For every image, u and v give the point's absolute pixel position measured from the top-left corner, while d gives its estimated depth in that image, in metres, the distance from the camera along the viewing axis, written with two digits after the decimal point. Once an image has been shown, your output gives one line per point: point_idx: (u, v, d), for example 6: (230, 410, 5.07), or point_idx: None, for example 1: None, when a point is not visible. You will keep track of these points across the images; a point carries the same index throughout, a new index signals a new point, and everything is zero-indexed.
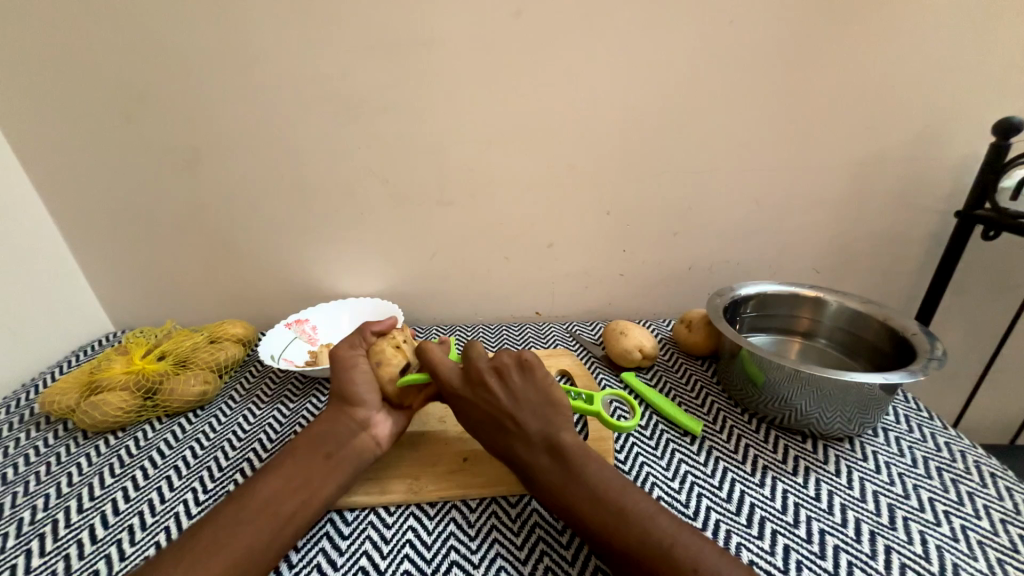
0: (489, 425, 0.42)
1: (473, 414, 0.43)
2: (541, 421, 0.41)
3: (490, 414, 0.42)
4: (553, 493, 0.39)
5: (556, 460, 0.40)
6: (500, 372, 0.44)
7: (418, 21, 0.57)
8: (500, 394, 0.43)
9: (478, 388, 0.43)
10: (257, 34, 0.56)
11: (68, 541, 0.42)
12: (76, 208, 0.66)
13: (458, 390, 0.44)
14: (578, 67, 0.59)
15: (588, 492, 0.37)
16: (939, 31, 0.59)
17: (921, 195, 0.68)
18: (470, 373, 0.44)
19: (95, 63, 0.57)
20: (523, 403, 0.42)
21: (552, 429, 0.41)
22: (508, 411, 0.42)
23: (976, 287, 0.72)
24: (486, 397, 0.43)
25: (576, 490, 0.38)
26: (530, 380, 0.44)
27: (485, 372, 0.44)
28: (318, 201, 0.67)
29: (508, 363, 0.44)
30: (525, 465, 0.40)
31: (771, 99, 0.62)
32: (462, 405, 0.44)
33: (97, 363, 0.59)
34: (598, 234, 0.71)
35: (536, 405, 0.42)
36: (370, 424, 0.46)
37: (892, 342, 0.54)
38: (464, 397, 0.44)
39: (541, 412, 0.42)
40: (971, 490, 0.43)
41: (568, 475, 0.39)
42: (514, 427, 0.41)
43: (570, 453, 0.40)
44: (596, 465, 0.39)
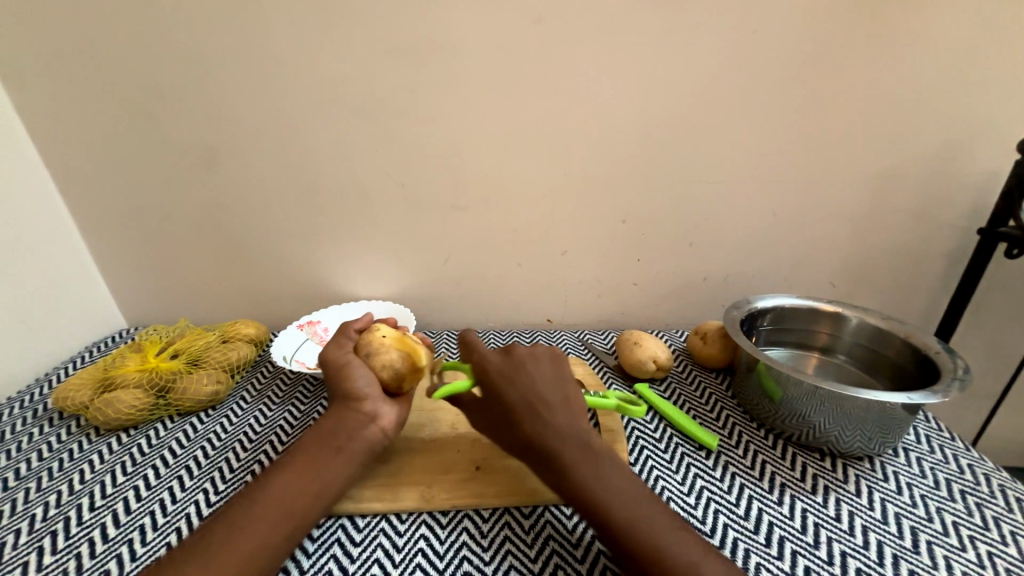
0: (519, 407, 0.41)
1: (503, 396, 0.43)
2: (568, 415, 0.41)
3: (523, 398, 0.42)
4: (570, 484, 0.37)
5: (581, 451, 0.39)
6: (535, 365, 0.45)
7: (438, 26, 0.57)
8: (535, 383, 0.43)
9: (516, 370, 0.44)
10: (278, 38, 0.57)
11: (80, 539, 0.42)
12: (95, 205, 0.66)
13: (498, 369, 0.44)
14: (596, 75, 0.59)
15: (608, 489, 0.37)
16: (960, 47, 0.58)
17: (940, 210, 0.68)
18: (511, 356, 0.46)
19: (120, 64, 0.58)
20: (556, 390, 0.43)
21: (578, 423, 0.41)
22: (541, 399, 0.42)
23: (996, 305, 0.71)
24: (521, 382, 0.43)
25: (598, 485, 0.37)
26: (559, 381, 0.44)
27: (524, 358, 0.45)
28: (333, 204, 0.67)
29: (543, 354, 0.47)
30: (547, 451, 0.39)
31: (790, 110, 0.62)
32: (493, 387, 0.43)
33: (111, 360, 0.59)
34: (612, 243, 0.70)
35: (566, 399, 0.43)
36: (376, 416, 0.45)
37: (915, 361, 0.53)
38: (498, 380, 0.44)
39: (570, 406, 0.42)
40: (997, 514, 0.42)
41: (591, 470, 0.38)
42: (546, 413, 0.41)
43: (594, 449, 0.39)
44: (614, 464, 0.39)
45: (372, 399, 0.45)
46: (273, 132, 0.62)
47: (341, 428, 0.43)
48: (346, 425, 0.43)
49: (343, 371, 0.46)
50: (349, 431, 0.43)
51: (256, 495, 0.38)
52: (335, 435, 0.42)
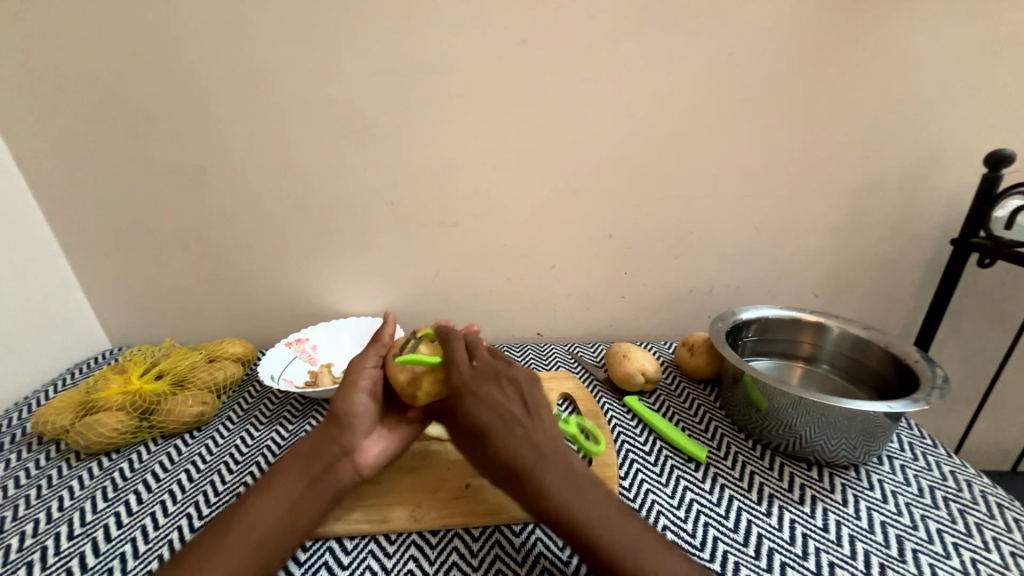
0: (494, 428, 0.39)
1: (473, 419, 0.40)
2: (549, 437, 0.40)
3: (498, 417, 0.40)
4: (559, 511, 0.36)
5: (568, 476, 0.37)
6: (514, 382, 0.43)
7: (426, 48, 0.58)
8: (512, 400, 0.41)
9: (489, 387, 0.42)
10: (267, 59, 0.58)
11: (58, 569, 0.40)
12: (79, 224, 0.66)
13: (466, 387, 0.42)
14: (581, 94, 0.61)
15: (598, 514, 0.36)
16: (925, 67, 0.61)
17: (915, 222, 0.70)
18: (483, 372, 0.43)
19: (109, 84, 0.58)
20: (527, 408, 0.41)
21: (558, 444, 0.39)
22: (519, 418, 0.40)
23: (972, 313, 0.73)
24: (497, 400, 0.41)
25: (584, 506, 0.36)
26: (539, 400, 0.42)
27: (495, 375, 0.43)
28: (321, 221, 0.67)
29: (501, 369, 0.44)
30: (529, 479, 0.37)
31: (768, 127, 0.64)
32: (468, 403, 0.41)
33: (93, 383, 0.58)
34: (600, 256, 0.71)
35: (546, 419, 0.41)
36: (358, 452, 0.43)
37: (895, 369, 0.54)
38: (474, 396, 0.41)
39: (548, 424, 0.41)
40: (979, 521, 0.43)
41: (574, 491, 0.36)
42: (523, 433, 0.39)
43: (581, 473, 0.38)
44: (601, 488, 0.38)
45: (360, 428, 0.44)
46: (262, 151, 0.62)
47: (318, 452, 0.42)
48: (326, 451, 0.42)
49: (350, 389, 0.45)
50: (324, 459, 0.42)
51: (240, 517, 0.37)
52: (318, 460, 0.41)
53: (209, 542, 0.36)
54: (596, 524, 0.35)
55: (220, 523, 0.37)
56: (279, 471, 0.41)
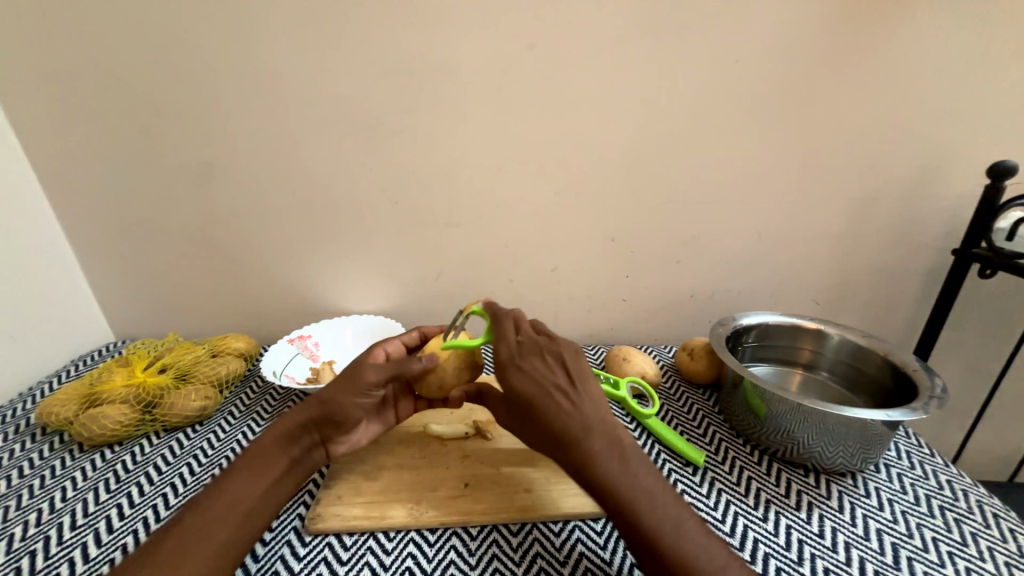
0: (538, 402, 0.38)
1: (518, 392, 0.39)
2: (596, 410, 0.39)
3: (542, 391, 0.39)
4: (602, 484, 0.36)
5: (611, 451, 0.37)
6: (558, 355, 0.41)
7: (433, 50, 0.59)
8: (556, 373, 0.40)
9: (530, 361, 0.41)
10: (277, 58, 0.58)
11: (60, 559, 0.41)
12: (86, 217, 0.66)
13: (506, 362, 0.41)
14: (586, 98, 0.61)
15: (640, 489, 0.36)
16: (930, 78, 0.61)
17: (917, 232, 0.70)
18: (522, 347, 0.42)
19: (119, 80, 0.59)
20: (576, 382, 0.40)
21: (604, 418, 0.39)
22: (564, 391, 0.39)
23: (972, 323, 0.73)
24: (543, 374, 0.40)
25: (626, 481, 0.36)
26: (584, 373, 0.41)
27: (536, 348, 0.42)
28: (326, 219, 0.68)
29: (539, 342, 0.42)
30: (575, 452, 0.37)
31: (772, 134, 0.64)
32: (512, 377, 0.40)
33: (97, 375, 0.58)
34: (602, 259, 0.72)
35: (592, 392, 0.40)
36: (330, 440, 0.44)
37: (894, 377, 0.54)
38: (516, 371, 0.40)
39: (593, 398, 0.40)
40: (975, 531, 0.43)
41: (618, 465, 0.37)
42: (568, 408, 0.38)
43: (625, 447, 0.38)
44: (642, 464, 0.38)
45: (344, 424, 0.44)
46: (269, 149, 0.63)
47: (298, 438, 0.43)
48: (303, 438, 0.43)
49: (353, 387, 0.43)
50: (301, 444, 0.43)
51: (240, 510, 0.38)
52: (295, 443, 0.43)
53: (210, 535, 0.36)
54: (637, 499, 0.36)
55: (222, 517, 0.37)
56: (280, 467, 0.41)
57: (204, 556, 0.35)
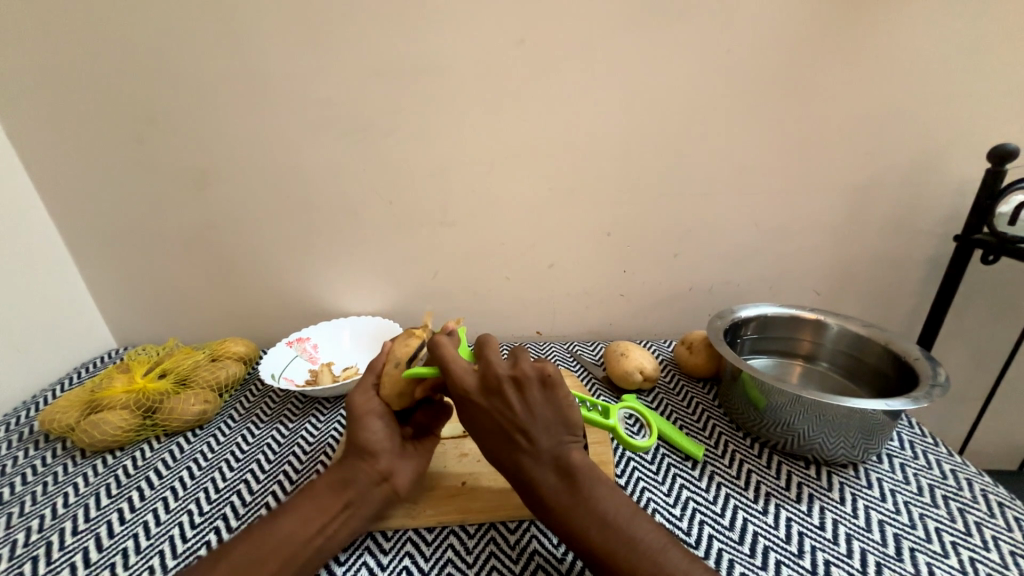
0: (499, 438, 0.39)
1: (480, 424, 0.39)
2: (554, 439, 0.38)
3: (501, 426, 0.38)
4: (555, 514, 0.37)
5: (564, 481, 0.38)
6: (519, 384, 0.39)
7: (423, 48, 0.58)
8: (514, 406, 0.38)
9: (495, 396, 0.39)
10: (267, 62, 0.59)
11: (62, 564, 0.41)
12: (85, 225, 0.67)
13: (472, 395, 0.39)
14: (577, 92, 0.61)
15: (596, 518, 0.36)
16: (927, 64, 0.60)
17: (919, 218, 0.69)
18: (488, 378, 0.39)
19: (112, 88, 0.59)
20: (540, 417, 0.38)
21: (563, 447, 0.39)
22: (521, 426, 0.38)
23: (976, 311, 0.72)
24: (501, 406, 0.38)
25: (579, 512, 0.36)
26: (548, 397, 0.39)
27: (504, 380, 0.39)
28: (320, 223, 0.68)
29: (502, 375, 0.39)
30: (531, 484, 0.38)
31: (768, 124, 0.63)
32: (471, 411, 0.39)
33: (99, 382, 0.59)
34: (598, 255, 0.71)
35: (552, 421, 0.39)
36: (390, 473, 0.43)
37: (895, 367, 0.54)
38: (476, 405, 0.39)
39: (553, 428, 0.39)
40: (979, 520, 0.43)
41: (572, 494, 0.37)
42: (526, 443, 0.38)
43: (580, 475, 0.38)
44: (603, 489, 0.38)
45: None
46: (263, 152, 0.63)
47: (353, 479, 0.42)
48: (360, 477, 0.42)
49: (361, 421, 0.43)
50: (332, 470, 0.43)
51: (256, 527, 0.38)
52: (349, 487, 0.42)
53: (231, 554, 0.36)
54: (592, 527, 0.36)
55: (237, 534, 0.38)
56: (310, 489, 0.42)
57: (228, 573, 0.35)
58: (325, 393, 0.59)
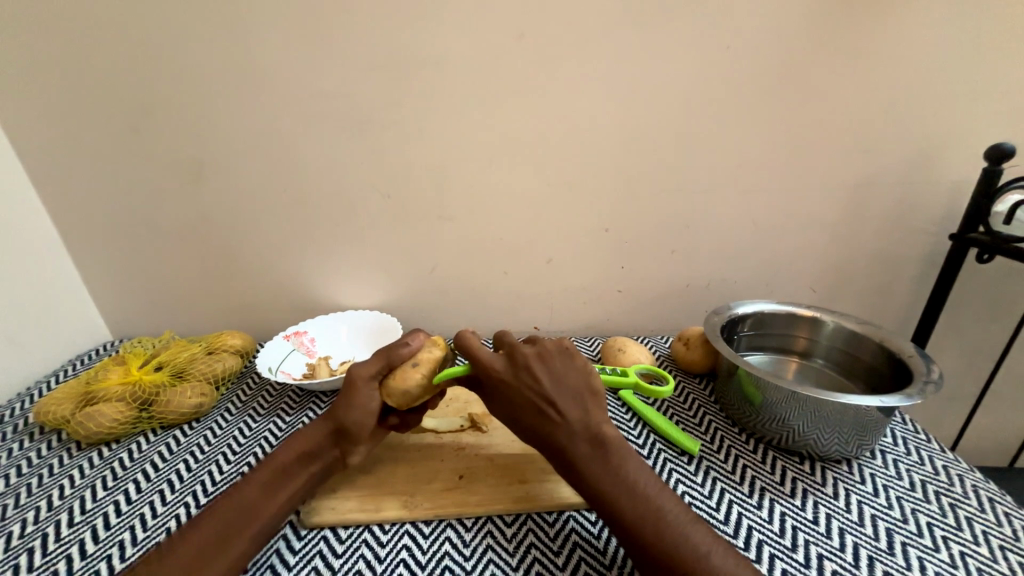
0: (528, 412, 0.40)
1: (510, 399, 0.41)
2: (582, 411, 0.39)
3: (529, 399, 0.40)
4: (588, 484, 0.37)
5: (596, 453, 0.38)
6: (544, 359, 0.42)
7: (422, 40, 0.58)
8: (541, 377, 0.40)
9: (521, 372, 0.41)
10: (265, 52, 0.58)
11: (58, 556, 0.41)
12: (80, 217, 0.66)
13: (500, 371, 0.42)
14: (578, 87, 0.61)
15: (627, 485, 0.36)
16: (927, 63, 0.60)
17: (915, 217, 0.69)
18: (513, 356, 0.42)
19: (108, 78, 0.58)
20: (567, 390, 0.40)
21: (591, 418, 0.39)
22: (549, 397, 0.40)
23: (971, 309, 0.72)
24: (528, 380, 0.40)
25: (610, 480, 0.37)
26: (573, 371, 0.41)
27: (529, 356, 0.42)
28: (318, 216, 0.67)
29: (528, 353, 0.42)
30: (563, 456, 0.38)
31: (768, 121, 0.63)
32: (501, 387, 0.41)
33: (94, 374, 0.59)
34: (596, 250, 0.71)
35: (578, 392, 0.40)
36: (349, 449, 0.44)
37: (890, 364, 0.54)
38: (504, 380, 0.41)
39: (580, 399, 0.40)
40: (970, 515, 0.43)
41: (603, 464, 0.37)
42: (556, 414, 0.39)
43: (610, 446, 0.38)
44: (632, 458, 0.38)
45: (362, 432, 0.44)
46: (260, 145, 0.63)
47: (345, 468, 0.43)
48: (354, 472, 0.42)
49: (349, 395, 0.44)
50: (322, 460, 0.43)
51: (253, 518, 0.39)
52: None
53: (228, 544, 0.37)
54: (623, 495, 0.36)
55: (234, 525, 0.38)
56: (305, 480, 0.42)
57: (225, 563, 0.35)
58: (322, 386, 0.59)
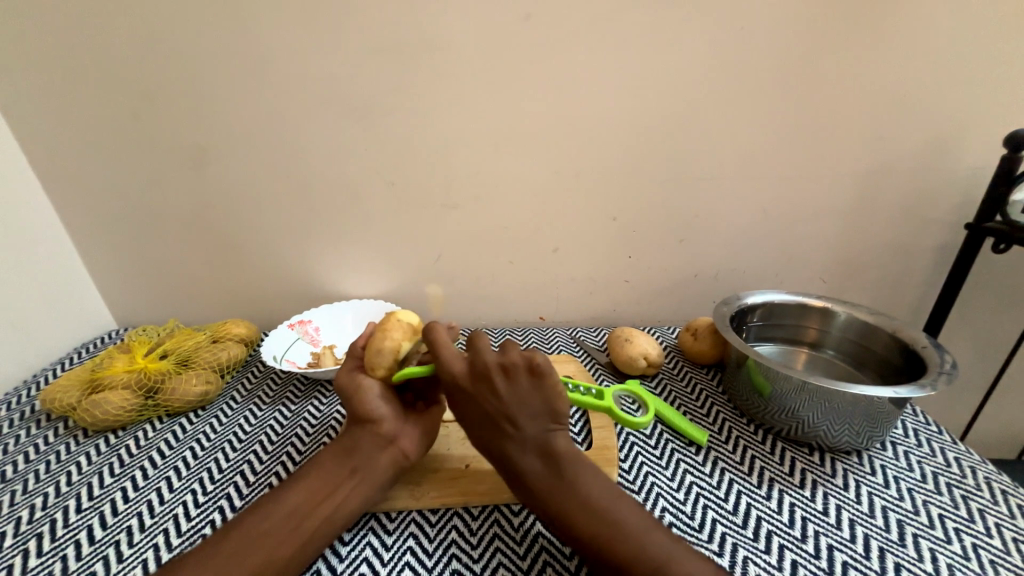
0: (485, 425, 0.39)
1: (469, 410, 0.40)
2: (541, 428, 0.39)
3: (487, 412, 0.39)
4: (541, 501, 0.37)
5: (549, 471, 0.38)
6: (507, 373, 0.40)
7: (426, 23, 0.56)
8: (500, 392, 0.39)
9: (482, 384, 0.39)
10: (264, 35, 0.57)
11: (66, 542, 0.41)
12: (81, 205, 0.66)
13: (460, 382, 0.40)
14: (585, 71, 0.59)
15: (582, 507, 0.36)
16: (946, 45, 0.59)
17: (929, 206, 0.68)
18: (476, 366, 0.40)
19: (106, 63, 0.57)
20: (527, 405, 0.39)
21: (548, 435, 0.39)
22: (507, 413, 0.39)
23: (983, 300, 0.71)
24: (487, 395, 0.39)
25: (564, 500, 0.36)
26: (537, 388, 0.39)
27: (492, 368, 0.40)
28: (321, 204, 0.67)
29: (491, 364, 0.40)
30: (517, 471, 0.38)
31: (780, 108, 0.62)
32: (460, 399, 0.40)
33: (99, 362, 0.59)
34: (603, 239, 0.70)
35: (539, 410, 0.39)
36: (396, 437, 0.44)
37: (902, 356, 0.53)
38: (463, 392, 0.40)
39: (538, 415, 0.39)
40: (982, 507, 0.43)
41: (558, 483, 0.37)
42: (512, 430, 0.39)
43: (566, 464, 0.38)
44: (591, 477, 0.38)
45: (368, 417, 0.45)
46: (262, 131, 0.62)
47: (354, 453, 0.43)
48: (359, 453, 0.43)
49: (358, 394, 0.44)
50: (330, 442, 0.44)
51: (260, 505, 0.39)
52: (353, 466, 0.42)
53: (236, 531, 0.37)
54: (578, 515, 0.36)
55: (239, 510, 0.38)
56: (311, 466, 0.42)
57: (233, 551, 0.36)
58: (327, 375, 0.59)
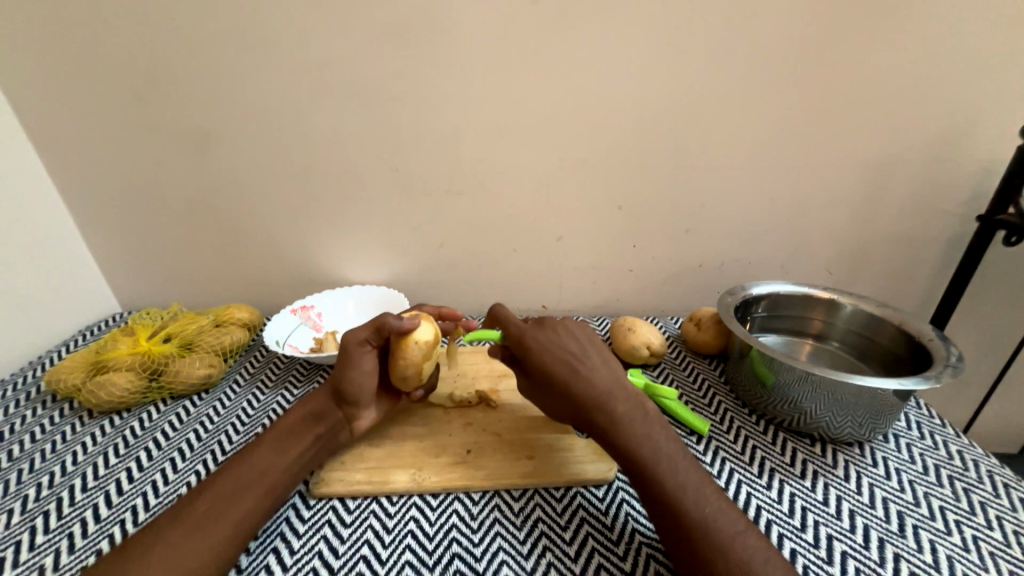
0: (559, 371, 0.42)
1: (535, 361, 0.43)
2: (609, 373, 0.43)
3: (561, 358, 0.42)
4: (621, 440, 0.39)
5: (627, 411, 0.41)
6: (568, 328, 0.45)
7: (432, 3, 0.55)
8: (568, 342, 0.44)
9: (549, 337, 0.44)
10: (266, 16, 0.55)
11: (72, 520, 0.42)
12: (84, 187, 0.65)
13: (530, 337, 0.44)
14: (594, 55, 0.58)
15: (657, 447, 0.39)
16: (966, 32, 0.57)
17: (941, 198, 0.67)
18: (542, 324, 0.46)
19: (106, 42, 0.56)
20: (595, 353, 0.44)
21: (615, 378, 0.43)
22: (581, 358, 0.42)
23: (992, 293, 0.71)
24: (558, 345, 0.43)
25: (643, 437, 0.39)
26: (596, 343, 0.45)
27: (557, 325, 0.45)
28: (324, 189, 0.66)
29: (553, 322, 0.46)
30: (596, 413, 0.40)
31: (792, 95, 0.60)
32: (534, 349, 0.43)
33: (103, 345, 0.59)
34: (608, 228, 0.70)
35: (604, 358, 0.44)
36: (354, 414, 0.46)
37: (908, 348, 0.53)
38: (535, 343, 0.43)
39: (605, 361, 0.43)
40: (984, 500, 0.43)
41: (637, 423, 0.40)
42: (586, 372, 0.42)
43: (639, 405, 0.41)
44: (654, 425, 0.41)
45: (360, 398, 0.46)
46: (265, 115, 0.61)
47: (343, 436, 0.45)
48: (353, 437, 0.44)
49: (344, 364, 0.45)
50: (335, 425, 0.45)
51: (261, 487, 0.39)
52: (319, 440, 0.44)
53: (237, 511, 0.37)
54: (659, 454, 0.38)
55: (240, 491, 0.39)
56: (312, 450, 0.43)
57: (235, 530, 0.36)
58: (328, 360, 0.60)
